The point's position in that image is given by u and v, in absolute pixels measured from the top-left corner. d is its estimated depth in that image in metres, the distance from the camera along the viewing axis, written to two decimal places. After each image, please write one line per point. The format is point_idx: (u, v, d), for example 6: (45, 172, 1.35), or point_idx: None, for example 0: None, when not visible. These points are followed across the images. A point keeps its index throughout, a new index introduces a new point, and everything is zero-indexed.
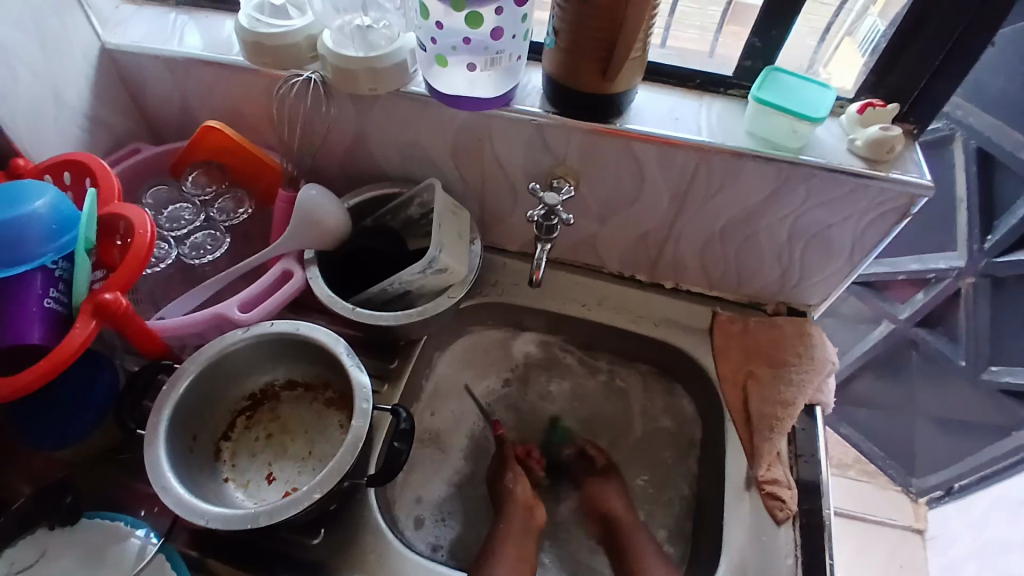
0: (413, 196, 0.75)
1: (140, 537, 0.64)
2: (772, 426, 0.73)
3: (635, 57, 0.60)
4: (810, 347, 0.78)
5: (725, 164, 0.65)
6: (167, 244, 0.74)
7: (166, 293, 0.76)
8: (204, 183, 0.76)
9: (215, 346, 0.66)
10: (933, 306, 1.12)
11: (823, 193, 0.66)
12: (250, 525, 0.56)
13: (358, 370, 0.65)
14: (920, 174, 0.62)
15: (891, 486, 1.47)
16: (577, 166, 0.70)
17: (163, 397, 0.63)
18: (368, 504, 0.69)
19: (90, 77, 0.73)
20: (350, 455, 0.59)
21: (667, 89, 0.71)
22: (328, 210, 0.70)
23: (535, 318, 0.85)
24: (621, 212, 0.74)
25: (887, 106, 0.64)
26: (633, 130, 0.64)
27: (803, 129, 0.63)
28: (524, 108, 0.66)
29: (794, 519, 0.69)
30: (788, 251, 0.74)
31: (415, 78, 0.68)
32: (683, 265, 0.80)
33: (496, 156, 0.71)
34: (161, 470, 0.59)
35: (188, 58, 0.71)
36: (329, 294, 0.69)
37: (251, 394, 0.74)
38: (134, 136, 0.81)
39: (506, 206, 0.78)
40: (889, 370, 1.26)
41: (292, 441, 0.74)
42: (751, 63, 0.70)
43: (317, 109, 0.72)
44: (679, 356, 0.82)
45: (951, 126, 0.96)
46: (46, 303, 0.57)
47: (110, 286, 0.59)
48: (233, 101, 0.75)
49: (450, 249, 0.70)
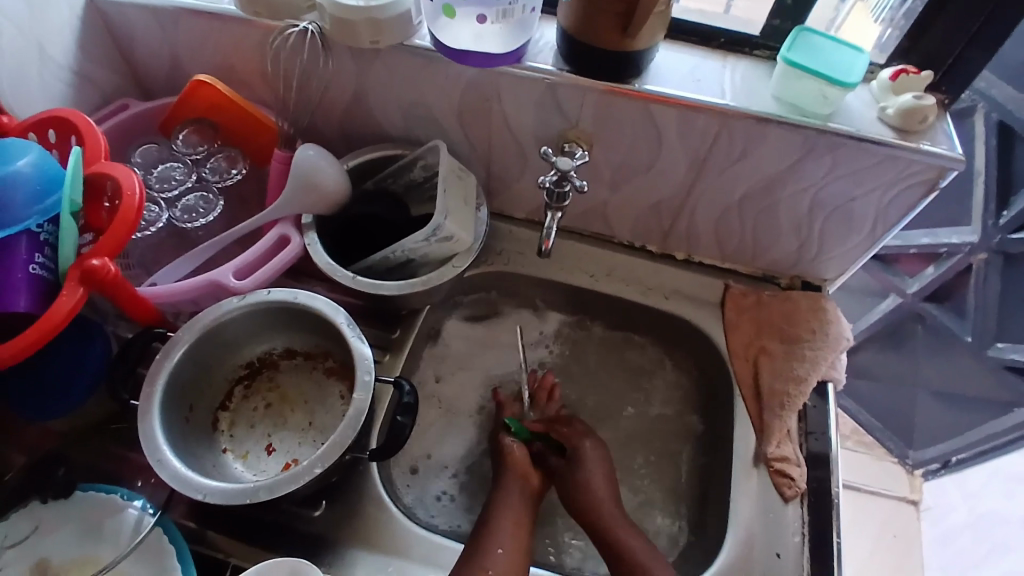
0: (416, 159, 0.71)
1: (137, 508, 0.62)
2: (783, 404, 0.71)
3: (659, 12, 0.55)
4: (824, 324, 0.75)
5: (749, 130, 0.62)
6: (158, 207, 0.71)
7: (157, 258, 0.72)
8: (195, 141, 0.72)
9: (210, 314, 0.63)
10: (943, 281, 1.09)
11: (850, 163, 0.62)
12: (249, 500, 0.54)
13: (359, 342, 0.62)
14: (951, 146, 0.59)
15: (888, 457, 1.46)
16: (590, 130, 0.66)
17: (157, 366, 0.60)
18: (370, 478, 0.67)
19: (75, 28, 0.68)
20: (351, 429, 0.57)
21: (689, 48, 0.67)
22: (327, 173, 0.67)
23: (541, 288, 0.83)
24: (635, 178, 0.71)
25: (921, 73, 0.61)
26: (652, 92, 0.61)
27: (833, 95, 0.59)
28: (536, 65, 0.62)
29: (802, 497, 0.67)
30: (807, 223, 0.71)
31: (420, 31, 0.63)
32: (698, 236, 0.77)
33: (505, 118, 0.68)
34: (156, 441, 0.57)
35: (176, 7, 0.67)
36: (328, 262, 0.66)
37: (249, 362, 0.71)
38: (122, 92, 0.77)
39: (513, 172, 0.75)
40: (893, 343, 1.24)
41: (292, 411, 0.71)
42: (780, 22, 0.65)
43: (313, 63, 0.68)
44: (690, 330, 0.79)
45: (973, 98, 0.89)
46: (32, 269, 0.54)
47: (98, 252, 0.56)
48: (226, 54, 0.71)
49: (455, 216, 0.67)
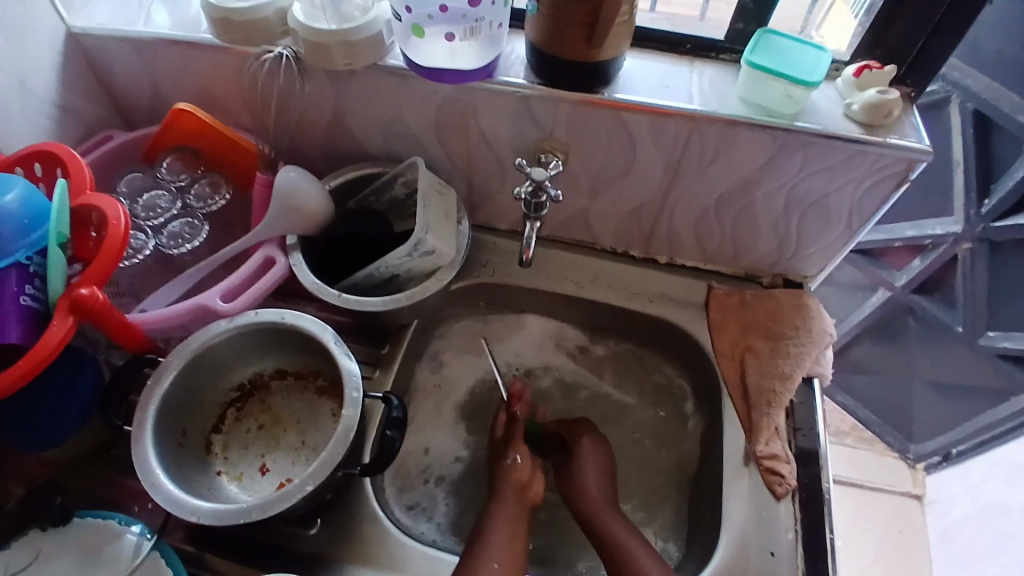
0: (398, 176, 0.72)
1: (136, 533, 0.63)
2: (770, 402, 0.71)
3: (622, 22, 0.57)
4: (808, 320, 0.76)
5: (719, 133, 0.63)
6: (144, 235, 0.72)
7: (146, 285, 0.73)
8: (178, 169, 0.74)
9: (199, 338, 0.64)
10: (930, 272, 1.10)
11: (820, 160, 0.63)
12: (243, 520, 0.55)
13: (347, 358, 0.63)
14: (919, 139, 0.60)
15: (889, 452, 1.46)
16: (565, 139, 0.67)
17: (147, 392, 0.61)
18: (364, 493, 0.68)
19: (57, 63, 0.69)
20: (340, 445, 0.58)
21: (658, 55, 0.69)
22: (309, 194, 0.68)
23: (527, 298, 0.84)
24: (613, 185, 0.72)
25: (885, 68, 0.62)
26: (622, 100, 0.62)
27: (797, 94, 0.61)
28: (508, 79, 0.63)
29: (793, 493, 0.68)
30: (785, 221, 0.72)
31: (393, 51, 0.65)
32: (678, 238, 0.78)
33: (481, 131, 0.69)
34: (149, 466, 0.58)
35: (155, 38, 0.68)
36: (314, 281, 0.67)
37: (240, 385, 0.72)
38: (106, 123, 0.78)
39: (493, 184, 0.76)
40: (886, 336, 1.25)
41: (284, 431, 0.72)
42: (744, 25, 0.66)
43: (291, 87, 0.69)
44: (676, 332, 0.80)
45: (946, 88, 0.92)
46: (22, 301, 0.55)
47: (87, 281, 0.57)
48: (207, 83, 0.72)
49: (437, 231, 0.68)
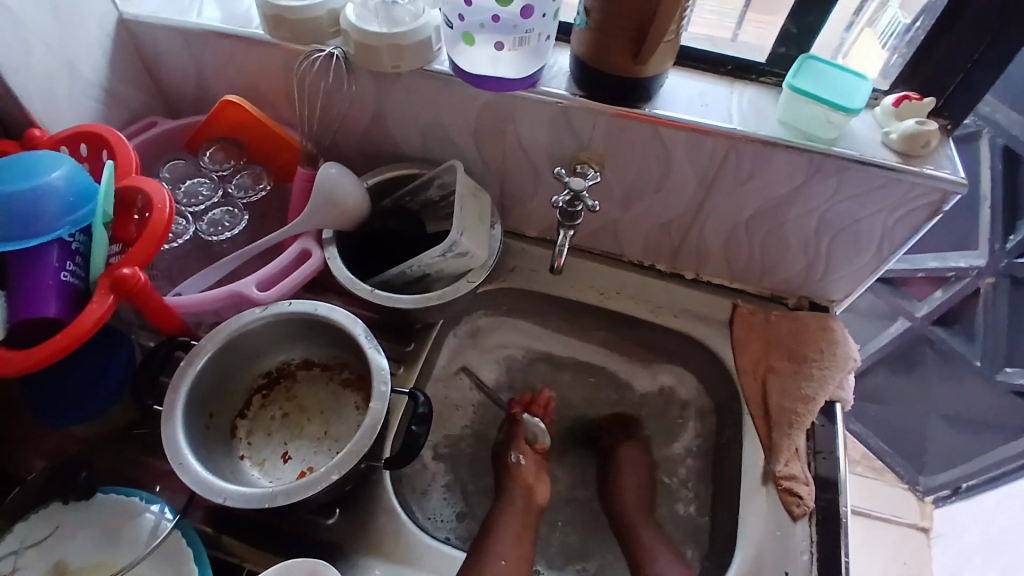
0: (434, 177, 0.73)
1: (155, 512, 0.64)
2: (791, 422, 0.72)
3: (669, 41, 0.58)
4: (831, 344, 0.76)
5: (757, 152, 0.64)
6: (185, 220, 0.74)
7: (182, 270, 0.75)
8: (221, 158, 0.75)
9: (233, 323, 0.65)
10: (951, 304, 1.10)
11: (856, 186, 0.64)
12: (267, 505, 0.56)
13: (376, 352, 0.64)
14: (954, 170, 0.61)
15: (898, 483, 1.45)
16: (602, 151, 0.68)
17: (180, 374, 0.62)
18: (383, 487, 0.69)
19: (106, 47, 0.71)
20: (366, 438, 0.58)
21: (698, 75, 0.70)
22: (348, 189, 0.69)
23: (551, 306, 0.85)
24: (645, 200, 0.73)
25: (923, 99, 0.63)
26: (662, 116, 0.63)
27: (837, 119, 0.61)
28: (550, 90, 0.64)
29: (810, 515, 0.68)
30: (815, 243, 0.72)
31: (439, 56, 0.66)
32: (706, 255, 0.79)
33: (520, 138, 0.70)
34: (178, 446, 0.59)
35: (205, 30, 0.70)
36: (347, 275, 0.68)
37: (267, 372, 0.73)
38: (150, 110, 0.80)
39: (527, 191, 0.77)
40: (901, 366, 1.24)
41: (308, 420, 0.73)
42: (785, 50, 0.68)
43: (337, 85, 0.70)
44: (697, 347, 0.81)
45: (978, 122, 0.91)
46: (62, 276, 0.57)
47: (128, 262, 0.58)
48: (252, 76, 0.74)
49: (471, 233, 0.69)
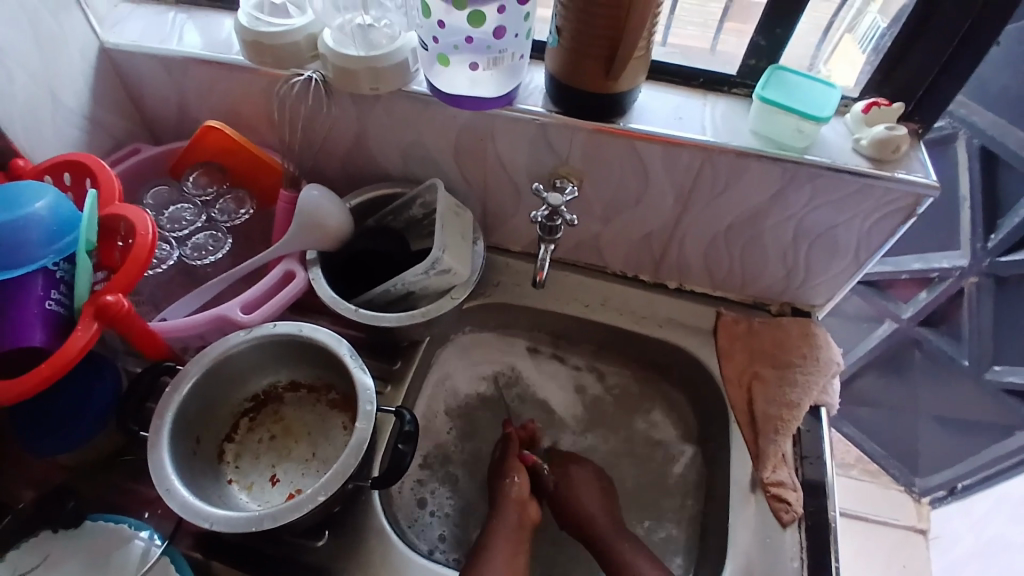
0: (416, 197, 0.74)
1: (144, 539, 0.64)
2: (777, 428, 0.72)
3: (640, 56, 0.59)
4: (814, 349, 0.77)
5: (731, 163, 0.65)
6: (168, 245, 0.74)
7: (167, 294, 0.75)
8: (204, 183, 0.76)
9: (218, 348, 0.66)
10: (936, 305, 1.11)
11: (830, 193, 0.65)
12: (254, 529, 0.56)
13: (362, 372, 0.64)
14: (926, 174, 0.62)
15: (893, 485, 1.46)
16: (579, 166, 0.69)
17: (166, 400, 0.62)
18: (372, 507, 0.69)
19: (88, 76, 0.72)
20: (352, 458, 0.58)
21: (672, 88, 0.71)
22: (330, 211, 0.70)
23: (537, 320, 0.85)
24: (624, 213, 0.74)
25: (893, 105, 0.64)
26: (637, 130, 0.64)
27: (808, 128, 0.63)
28: (527, 107, 0.65)
29: (799, 521, 0.68)
30: (793, 251, 0.73)
31: (416, 77, 0.67)
32: (687, 265, 0.80)
33: (498, 157, 0.71)
34: (165, 472, 0.59)
35: (186, 57, 0.71)
36: (331, 295, 0.69)
37: (254, 395, 0.73)
38: (133, 136, 0.81)
39: (508, 208, 0.78)
40: (890, 369, 1.25)
41: (296, 442, 0.73)
42: (756, 62, 0.69)
43: (317, 108, 0.71)
44: (682, 357, 0.81)
45: (953, 124, 0.94)
46: (47, 305, 0.57)
47: (112, 288, 0.59)
48: (234, 100, 0.75)
49: (453, 250, 0.70)
